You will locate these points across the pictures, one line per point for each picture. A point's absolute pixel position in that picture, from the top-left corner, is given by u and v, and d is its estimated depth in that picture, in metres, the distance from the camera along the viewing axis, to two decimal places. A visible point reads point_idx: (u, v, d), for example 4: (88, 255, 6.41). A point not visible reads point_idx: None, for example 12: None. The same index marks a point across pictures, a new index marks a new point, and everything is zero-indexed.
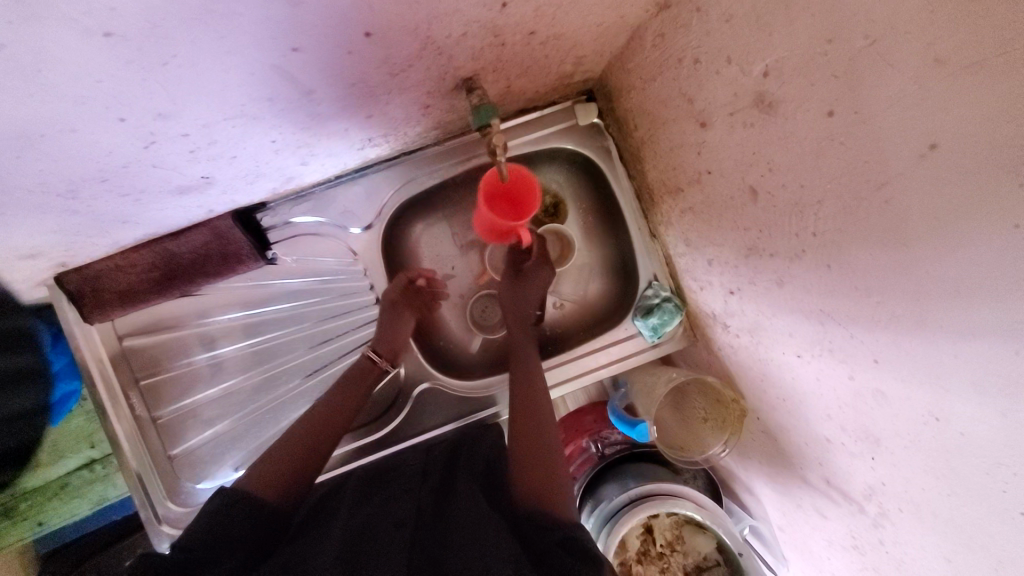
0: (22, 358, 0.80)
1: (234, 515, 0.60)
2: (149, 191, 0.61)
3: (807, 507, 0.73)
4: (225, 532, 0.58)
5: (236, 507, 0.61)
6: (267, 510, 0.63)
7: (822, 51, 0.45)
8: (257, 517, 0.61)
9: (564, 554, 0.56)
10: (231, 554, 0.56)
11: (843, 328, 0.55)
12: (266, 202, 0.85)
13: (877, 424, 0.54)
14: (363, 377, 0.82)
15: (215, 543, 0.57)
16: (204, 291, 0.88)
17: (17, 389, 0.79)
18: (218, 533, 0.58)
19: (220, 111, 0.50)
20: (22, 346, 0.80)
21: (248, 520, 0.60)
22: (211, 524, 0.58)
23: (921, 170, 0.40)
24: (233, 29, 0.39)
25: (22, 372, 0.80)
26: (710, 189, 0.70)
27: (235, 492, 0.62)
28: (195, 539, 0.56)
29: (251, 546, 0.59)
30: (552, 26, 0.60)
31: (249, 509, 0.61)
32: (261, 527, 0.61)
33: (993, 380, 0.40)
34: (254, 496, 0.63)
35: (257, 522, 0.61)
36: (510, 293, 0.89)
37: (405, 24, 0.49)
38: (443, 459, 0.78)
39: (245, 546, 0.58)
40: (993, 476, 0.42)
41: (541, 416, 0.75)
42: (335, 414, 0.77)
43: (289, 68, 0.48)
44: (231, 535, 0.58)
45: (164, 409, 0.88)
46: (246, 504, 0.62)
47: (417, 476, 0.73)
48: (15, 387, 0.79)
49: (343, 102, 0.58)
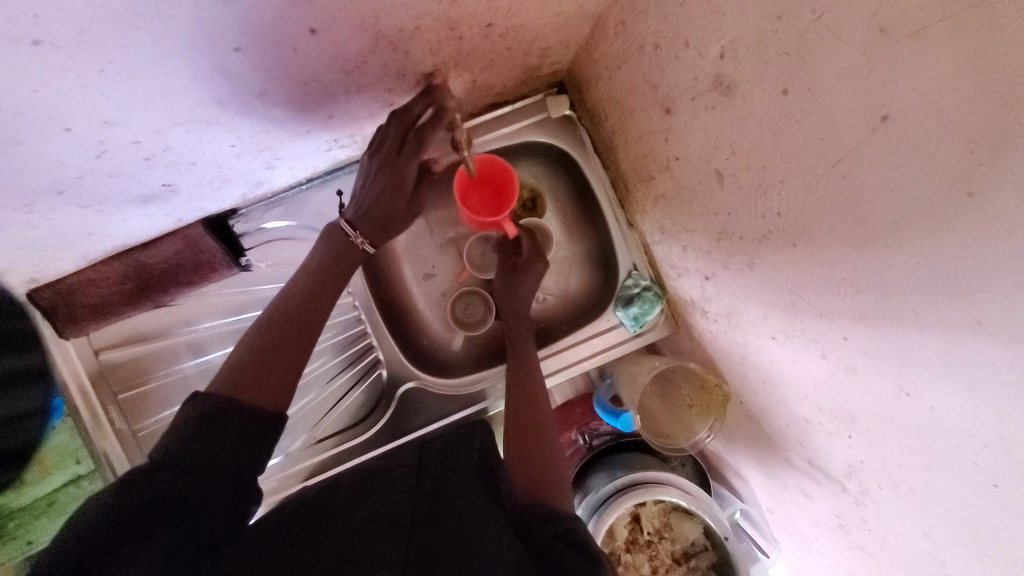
0: (26, 358, 0.78)
1: (232, 432, 0.53)
2: (110, 201, 0.60)
3: (792, 488, 0.73)
4: (221, 453, 0.52)
5: (239, 426, 0.54)
6: (264, 429, 0.56)
7: (772, 30, 0.45)
8: (254, 438, 0.55)
9: (560, 545, 0.55)
10: (226, 487, 0.51)
11: (813, 307, 0.55)
12: (237, 208, 0.84)
13: (850, 402, 0.54)
14: (325, 298, 0.69)
15: (209, 467, 0.51)
16: (180, 301, 0.87)
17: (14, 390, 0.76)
18: (214, 453, 0.52)
19: (169, 116, 0.49)
20: (23, 347, 0.78)
21: (247, 439, 0.54)
22: (198, 442, 0.51)
23: (872, 144, 0.40)
24: (167, 31, 0.39)
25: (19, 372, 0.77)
26: (680, 175, 0.70)
27: (221, 400, 0.54)
28: (188, 454, 0.50)
29: (246, 472, 0.53)
30: (509, 17, 0.60)
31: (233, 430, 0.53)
32: (259, 451, 0.55)
33: (956, 353, 0.40)
34: (244, 402, 0.56)
35: (255, 445, 0.55)
36: (502, 280, 0.89)
37: (352, 18, 0.48)
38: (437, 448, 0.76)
39: (238, 470, 0.52)
40: (963, 449, 0.42)
41: (540, 407, 0.76)
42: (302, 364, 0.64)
43: (234, 69, 0.47)
44: (228, 460, 0.52)
45: (144, 422, 0.87)
46: (250, 422, 0.55)
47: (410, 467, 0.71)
48: (12, 385, 0.76)
49: (301, 102, 0.58)
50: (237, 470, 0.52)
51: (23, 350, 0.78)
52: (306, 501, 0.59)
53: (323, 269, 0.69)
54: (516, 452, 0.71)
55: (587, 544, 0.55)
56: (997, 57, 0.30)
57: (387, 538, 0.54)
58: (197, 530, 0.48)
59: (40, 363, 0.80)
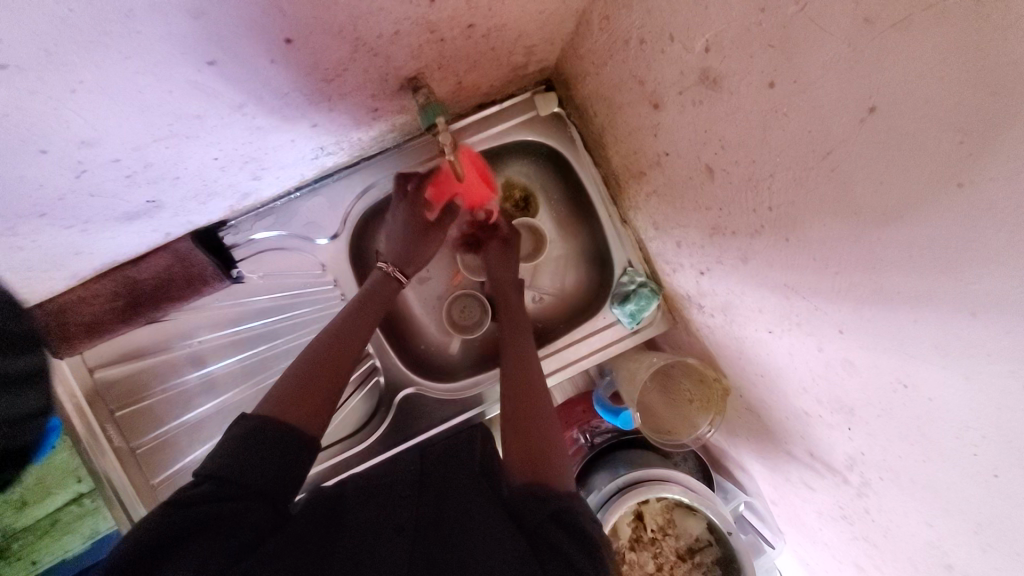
0: (24, 361, 0.74)
1: (261, 449, 0.57)
2: (94, 220, 0.60)
3: (795, 480, 0.73)
4: (251, 467, 0.55)
5: (273, 443, 0.58)
6: (295, 442, 0.60)
7: (757, 22, 0.44)
8: (287, 455, 0.59)
9: (559, 530, 0.54)
10: (252, 501, 0.54)
11: (807, 301, 0.54)
12: (226, 220, 0.84)
13: (849, 394, 0.54)
14: (359, 329, 0.76)
15: (241, 484, 0.54)
16: (173, 315, 0.86)
17: (17, 391, 0.73)
18: (251, 467, 0.55)
19: (147, 133, 0.49)
20: (26, 348, 0.74)
21: (281, 456, 0.58)
22: (231, 458, 0.55)
23: (861, 135, 0.40)
24: (138, 48, 0.38)
25: (28, 372, 0.75)
26: (671, 171, 0.69)
27: (255, 420, 0.59)
28: (221, 469, 0.54)
29: (274, 488, 0.56)
30: (490, 17, 0.59)
31: (263, 454, 0.57)
32: (291, 470, 0.58)
33: (953, 345, 0.39)
34: (275, 424, 0.60)
35: (287, 463, 0.58)
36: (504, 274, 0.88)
37: (328, 27, 0.48)
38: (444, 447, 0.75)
39: (271, 483, 0.56)
40: (963, 440, 0.42)
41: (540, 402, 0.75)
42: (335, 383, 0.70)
43: (210, 82, 0.46)
44: (255, 475, 0.55)
45: (143, 438, 0.86)
46: (276, 441, 0.59)
47: (413, 469, 0.68)
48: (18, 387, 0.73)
49: (283, 111, 0.57)
50: (267, 491, 0.55)
51: (26, 351, 0.75)
52: (320, 512, 0.59)
53: (360, 301, 0.79)
54: (514, 447, 0.69)
55: (586, 533, 0.54)
56: (986, 45, 0.29)
57: (393, 542, 0.52)
58: (232, 539, 0.49)
59: (40, 365, 0.77)
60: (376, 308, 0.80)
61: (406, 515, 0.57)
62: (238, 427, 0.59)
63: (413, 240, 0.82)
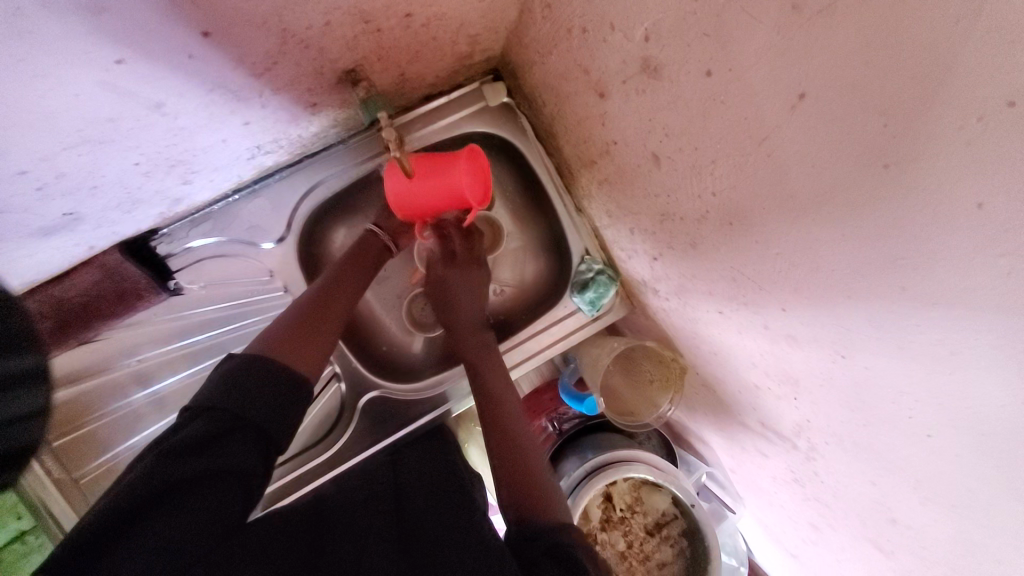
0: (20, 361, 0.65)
1: (255, 391, 0.55)
2: (4, 238, 0.54)
3: (750, 449, 0.77)
4: (244, 407, 0.53)
5: (260, 386, 0.55)
6: (288, 381, 0.58)
7: (691, 11, 0.45)
8: (278, 396, 0.56)
9: (551, 564, 0.50)
10: (244, 440, 0.52)
11: (753, 282, 0.56)
12: (158, 228, 0.78)
13: (793, 366, 0.57)
14: (346, 288, 0.74)
15: (233, 422, 0.52)
16: (108, 333, 0.80)
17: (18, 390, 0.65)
18: (234, 415, 0.52)
19: (55, 140, 0.44)
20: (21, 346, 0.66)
21: (270, 398, 0.55)
22: (223, 396, 0.53)
23: (794, 120, 0.41)
24: (30, 48, 0.35)
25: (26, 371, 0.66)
26: (620, 159, 0.69)
27: (250, 356, 0.57)
28: (211, 408, 0.52)
29: (269, 426, 0.54)
30: (429, 6, 0.57)
31: (258, 388, 0.55)
32: (283, 409, 0.56)
33: (884, 317, 0.42)
34: (270, 362, 0.58)
35: (280, 403, 0.56)
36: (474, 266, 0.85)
37: (251, 18, 0.44)
38: (424, 462, 0.73)
39: (259, 428, 0.53)
40: (899, 403, 0.45)
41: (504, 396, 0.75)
42: (318, 338, 0.66)
43: (123, 83, 0.42)
44: (249, 412, 0.53)
45: (86, 468, 0.80)
46: (271, 383, 0.56)
47: (388, 478, 0.67)
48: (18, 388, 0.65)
49: (210, 110, 0.53)
50: (258, 433, 0.53)
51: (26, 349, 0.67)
52: (305, 516, 0.55)
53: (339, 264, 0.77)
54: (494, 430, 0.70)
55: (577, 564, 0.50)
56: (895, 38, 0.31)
57: (379, 551, 0.50)
58: (219, 501, 0.47)
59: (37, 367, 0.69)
60: (356, 279, 0.77)
61: (388, 525, 0.55)
62: (229, 367, 0.56)
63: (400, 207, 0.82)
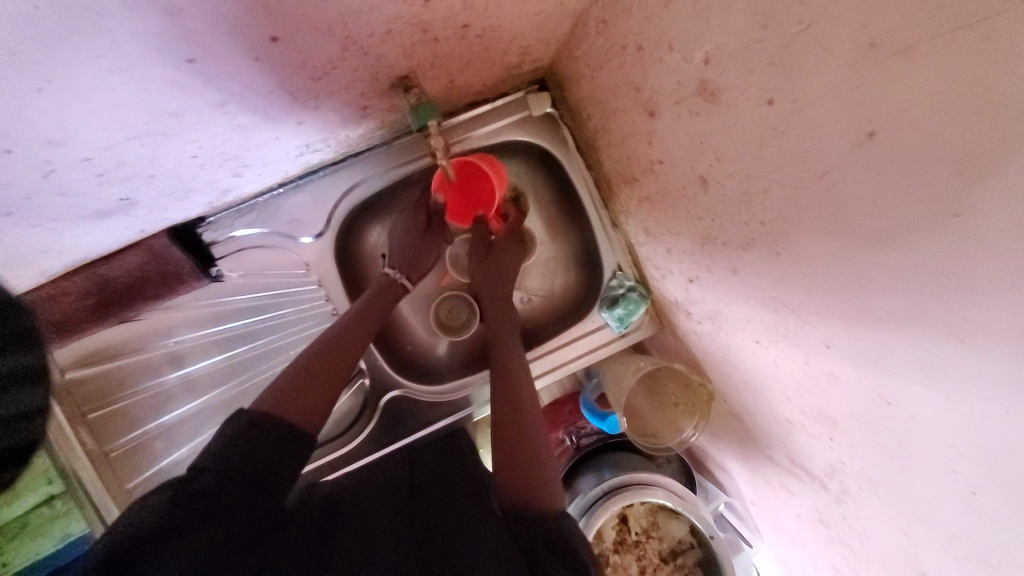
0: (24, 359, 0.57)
1: (269, 446, 0.52)
2: (63, 219, 0.57)
3: (775, 484, 0.74)
4: (257, 462, 0.51)
5: (271, 441, 0.53)
6: (299, 441, 0.55)
7: (759, 38, 0.44)
8: (288, 456, 0.53)
9: (552, 559, 0.48)
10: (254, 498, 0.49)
11: (796, 316, 0.55)
12: (205, 216, 0.81)
13: (832, 405, 0.55)
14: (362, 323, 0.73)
15: (241, 479, 0.49)
16: (148, 314, 0.83)
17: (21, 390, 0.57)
18: (245, 467, 0.50)
19: (120, 131, 0.46)
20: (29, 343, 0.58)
21: (280, 456, 0.53)
22: (236, 447, 0.51)
23: (859, 158, 0.39)
24: (109, 46, 0.36)
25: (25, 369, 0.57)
26: (664, 179, 0.68)
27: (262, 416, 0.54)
28: (224, 460, 0.50)
29: (279, 487, 0.51)
30: (486, 17, 0.57)
31: (272, 444, 0.53)
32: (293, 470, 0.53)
33: (936, 367, 0.40)
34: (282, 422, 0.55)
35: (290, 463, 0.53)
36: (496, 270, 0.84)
37: (318, 24, 0.45)
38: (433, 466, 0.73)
39: (270, 485, 0.51)
40: (944, 457, 0.43)
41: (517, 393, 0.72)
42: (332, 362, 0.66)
43: (191, 81, 0.44)
44: (262, 468, 0.51)
45: (116, 442, 0.82)
46: (284, 441, 0.54)
47: (405, 476, 0.70)
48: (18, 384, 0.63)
49: (267, 109, 0.55)
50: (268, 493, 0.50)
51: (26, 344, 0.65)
52: (317, 515, 0.56)
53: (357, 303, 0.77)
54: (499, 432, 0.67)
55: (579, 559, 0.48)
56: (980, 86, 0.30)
57: (389, 544, 0.51)
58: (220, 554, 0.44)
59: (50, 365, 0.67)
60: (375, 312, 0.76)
61: (398, 520, 0.56)
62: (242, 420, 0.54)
63: (420, 244, 0.82)
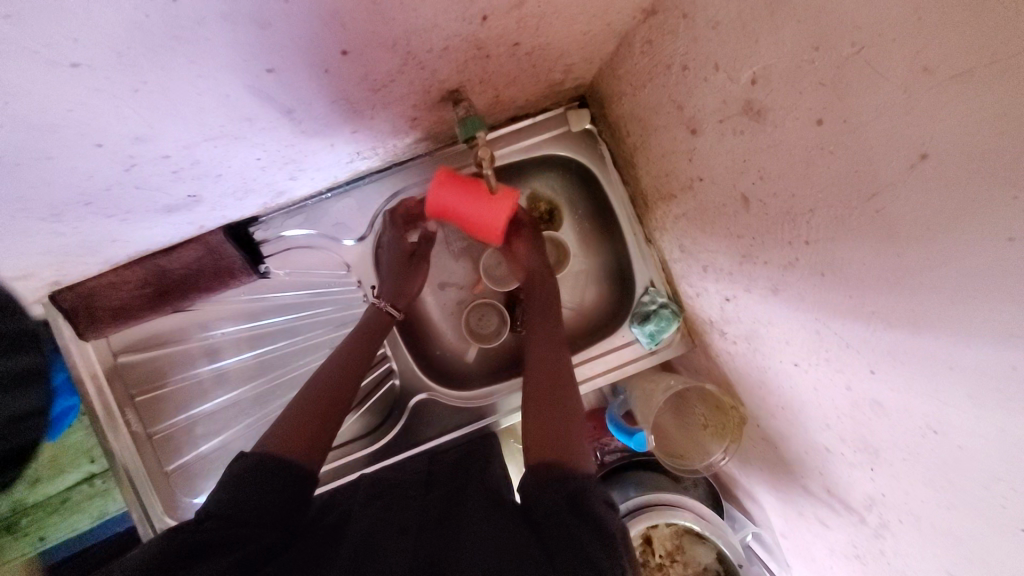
0: None
1: (267, 480, 0.59)
2: (136, 211, 0.62)
3: (809, 515, 0.71)
4: (260, 493, 0.57)
5: (270, 478, 0.59)
6: (296, 473, 0.61)
7: (810, 59, 0.44)
8: (288, 487, 0.60)
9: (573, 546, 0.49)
10: (264, 519, 0.55)
11: (839, 338, 0.54)
12: (259, 216, 0.85)
13: (875, 435, 0.53)
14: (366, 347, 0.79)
15: (243, 512, 0.55)
16: (196, 306, 0.87)
17: None
18: (246, 504, 0.56)
19: (198, 132, 0.50)
20: None
21: (281, 488, 0.59)
22: (239, 486, 0.57)
23: (911, 180, 0.39)
24: (201, 54, 0.40)
25: None
26: (703, 196, 0.69)
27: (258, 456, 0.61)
28: (228, 501, 0.55)
29: (285, 514, 0.57)
30: (537, 36, 0.59)
31: (269, 469, 0.60)
32: (296, 497, 0.60)
33: (987, 395, 0.38)
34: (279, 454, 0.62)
35: (290, 491, 0.60)
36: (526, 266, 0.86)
37: (382, 40, 0.49)
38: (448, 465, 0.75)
39: (277, 515, 0.57)
40: (992, 491, 0.41)
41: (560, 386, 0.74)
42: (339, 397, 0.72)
43: (267, 89, 0.48)
44: (265, 496, 0.57)
45: (160, 425, 0.88)
46: (281, 473, 0.60)
47: (421, 474, 0.72)
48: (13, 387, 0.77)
49: (327, 118, 0.58)
50: (275, 519, 0.56)
51: (22, 348, 0.78)
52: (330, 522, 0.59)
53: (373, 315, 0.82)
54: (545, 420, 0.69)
55: (606, 528, 0.52)
56: None
57: (402, 537, 0.53)
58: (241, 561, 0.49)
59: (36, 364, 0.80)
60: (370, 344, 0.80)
61: (411, 515, 0.58)
62: (241, 461, 0.61)
63: (403, 271, 0.85)
